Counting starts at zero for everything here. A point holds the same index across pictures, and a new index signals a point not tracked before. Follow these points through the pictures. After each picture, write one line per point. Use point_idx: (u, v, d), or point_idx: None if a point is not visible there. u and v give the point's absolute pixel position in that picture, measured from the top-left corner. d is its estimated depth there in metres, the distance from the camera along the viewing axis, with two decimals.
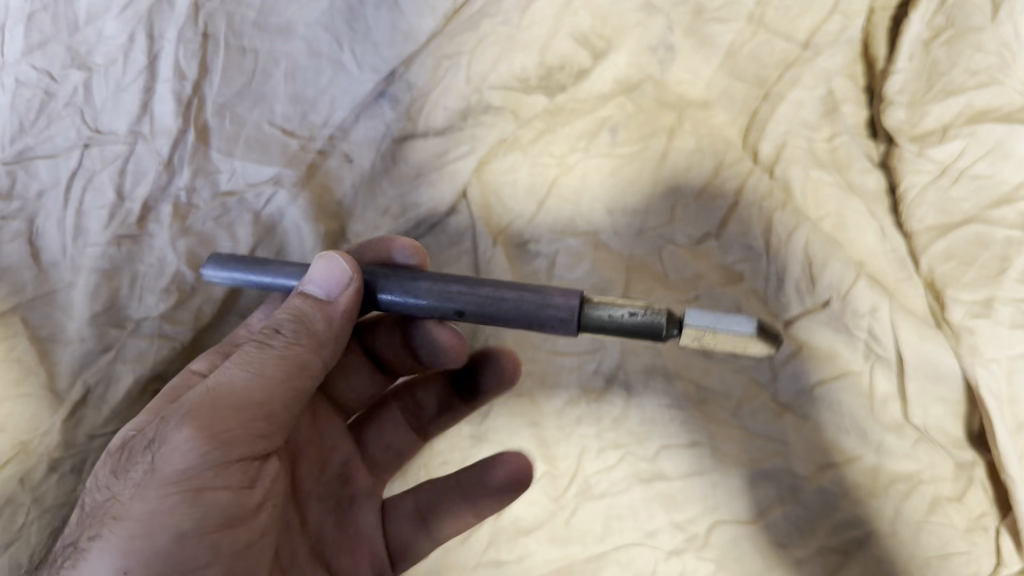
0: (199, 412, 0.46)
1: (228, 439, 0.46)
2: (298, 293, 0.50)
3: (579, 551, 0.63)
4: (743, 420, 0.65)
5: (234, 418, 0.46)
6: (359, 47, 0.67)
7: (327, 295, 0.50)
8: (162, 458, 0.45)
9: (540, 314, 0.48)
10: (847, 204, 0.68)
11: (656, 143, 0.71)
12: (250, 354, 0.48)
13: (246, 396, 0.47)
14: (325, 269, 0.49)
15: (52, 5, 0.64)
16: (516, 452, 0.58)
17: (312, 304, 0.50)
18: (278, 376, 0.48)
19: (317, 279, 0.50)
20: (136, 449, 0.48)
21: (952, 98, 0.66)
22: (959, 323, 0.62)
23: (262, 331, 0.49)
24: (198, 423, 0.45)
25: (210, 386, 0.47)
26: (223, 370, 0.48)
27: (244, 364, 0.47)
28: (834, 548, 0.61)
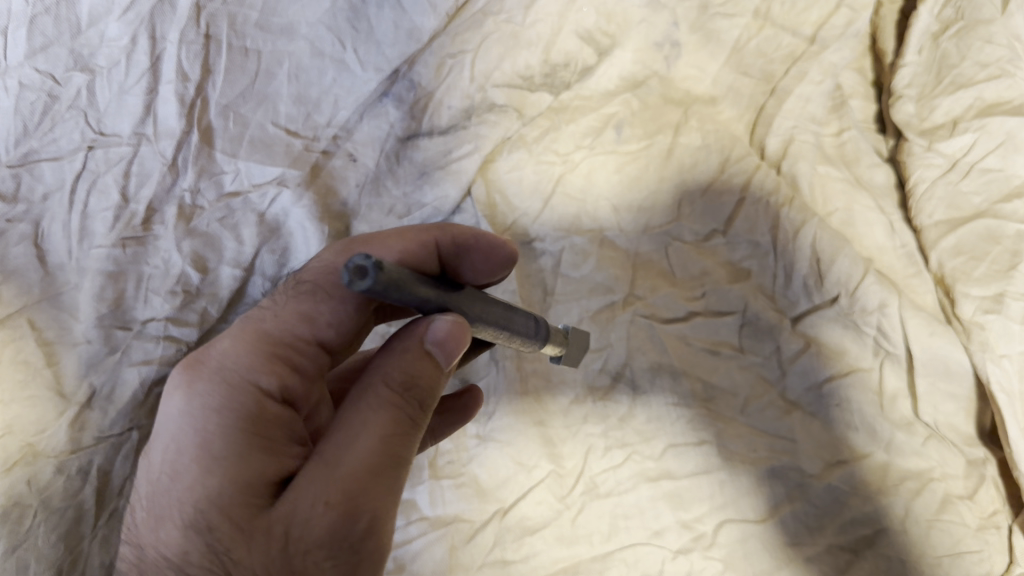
0: (378, 512, 0.43)
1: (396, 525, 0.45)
2: (421, 346, 0.45)
3: (585, 551, 0.62)
4: (750, 418, 0.64)
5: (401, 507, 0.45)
6: (361, 46, 0.67)
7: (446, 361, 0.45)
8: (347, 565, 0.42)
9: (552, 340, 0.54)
10: (856, 199, 0.68)
11: (662, 140, 0.71)
12: (405, 435, 0.44)
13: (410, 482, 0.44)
14: (457, 335, 0.44)
15: (54, 8, 0.64)
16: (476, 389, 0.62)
17: (434, 370, 0.45)
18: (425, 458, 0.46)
19: (442, 341, 0.44)
20: (299, 545, 0.42)
21: (962, 91, 0.65)
22: (970, 319, 0.62)
23: (408, 406, 0.44)
24: (383, 527, 0.43)
25: (379, 478, 0.43)
26: (381, 450, 0.43)
27: (402, 449, 0.44)
28: (844, 547, 0.60)
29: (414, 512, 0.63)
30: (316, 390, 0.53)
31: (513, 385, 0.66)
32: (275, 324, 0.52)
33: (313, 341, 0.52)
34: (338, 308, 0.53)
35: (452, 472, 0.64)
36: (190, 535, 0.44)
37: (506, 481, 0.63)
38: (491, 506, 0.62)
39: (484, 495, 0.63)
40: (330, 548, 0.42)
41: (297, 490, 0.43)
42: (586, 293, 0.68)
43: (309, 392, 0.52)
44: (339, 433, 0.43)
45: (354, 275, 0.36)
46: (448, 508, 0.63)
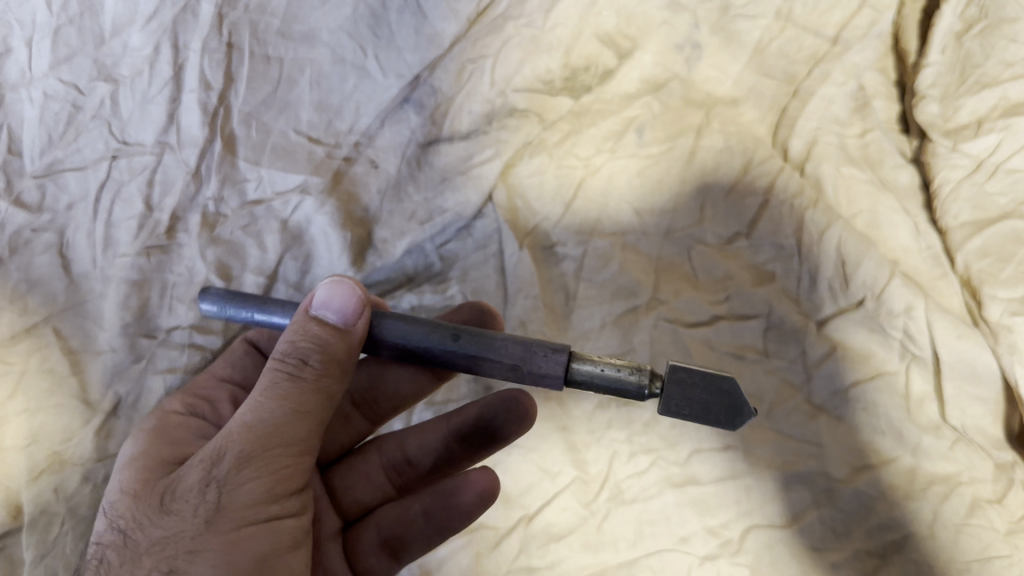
0: (250, 454, 0.42)
1: (287, 472, 0.44)
2: (306, 315, 0.45)
3: (611, 557, 0.60)
4: (777, 423, 0.63)
5: (289, 455, 0.43)
6: (383, 52, 0.67)
7: (342, 318, 0.45)
8: (223, 497, 0.42)
9: (536, 369, 0.45)
10: (881, 201, 0.67)
11: (685, 142, 0.71)
12: (280, 386, 0.43)
13: (292, 427, 0.43)
14: (328, 285, 0.46)
15: (78, 19, 0.64)
16: (477, 472, 0.55)
17: (325, 329, 0.44)
18: (315, 409, 0.44)
19: (326, 301, 0.45)
20: (179, 491, 0.43)
21: (987, 90, 0.64)
22: (998, 321, 0.61)
23: (288, 361, 0.44)
24: (258, 464, 0.42)
25: (249, 424, 0.43)
26: (254, 402, 0.43)
27: (277, 398, 0.43)
28: (872, 552, 0.59)
29: None
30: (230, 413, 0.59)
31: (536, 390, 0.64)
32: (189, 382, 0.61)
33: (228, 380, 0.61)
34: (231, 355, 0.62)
35: None
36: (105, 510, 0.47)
37: (530, 487, 0.62)
38: (516, 512, 0.61)
39: (509, 502, 0.61)
40: (203, 489, 0.42)
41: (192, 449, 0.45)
42: (608, 298, 0.67)
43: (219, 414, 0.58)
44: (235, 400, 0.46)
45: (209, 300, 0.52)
46: None
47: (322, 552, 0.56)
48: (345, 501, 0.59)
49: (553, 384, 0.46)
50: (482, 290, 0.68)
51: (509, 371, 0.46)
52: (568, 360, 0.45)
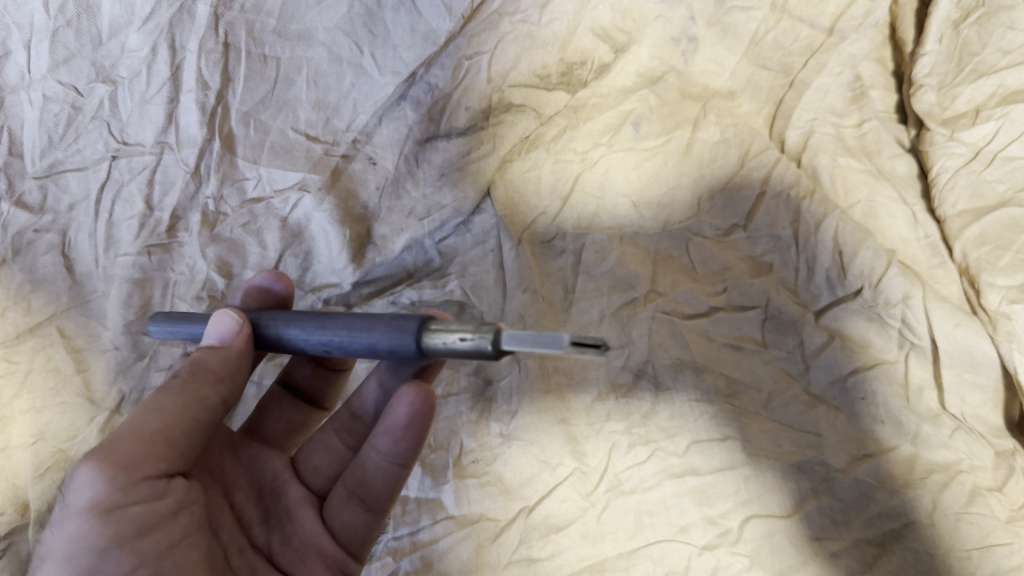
0: (102, 446, 0.45)
1: (133, 462, 0.45)
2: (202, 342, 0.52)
3: (610, 548, 0.58)
4: (774, 413, 0.63)
5: (135, 444, 0.45)
6: (379, 50, 0.67)
7: (216, 339, 0.51)
8: (73, 490, 0.44)
9: (391, 347, 0.45)
10: (879, 190, 0.68)
11: (681, 135, 0.72)
12: (152, 395, 0.48)
13: (149, 422, 0.46)
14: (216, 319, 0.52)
15: (75, 21, 0.64)
16: (407, 386, 0.53)
17: (203, 351, 0.50)
18: (175, 407, 0.47)
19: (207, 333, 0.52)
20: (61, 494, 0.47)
21: (984, 79, 0.65)
22: (996, 309, 0.61)
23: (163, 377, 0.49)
24: (104, 453, 0.45)
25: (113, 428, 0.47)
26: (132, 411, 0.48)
27: (144, 404, 0.48)
28: (871, 541, 0.57)
29: (439, 511, 0.59)
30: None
31: (536, 382, 0.63)
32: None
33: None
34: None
35: (476, 471, 0.60)
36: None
37: (530, 479, 0.60)
38: (516, 504, 0.59)
39: (509, 494, 0.59)
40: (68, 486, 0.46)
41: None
42: (607, 291, 0.67)
43: None
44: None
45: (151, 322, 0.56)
46: (474, 507, 0.59)
47: (293, 518, 0.56)
48: (308, 471, 0.58)
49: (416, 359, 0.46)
50: (480, 285, 0.67)
51: (372, 354, 0.46)
52: (416, 343, 0.44)
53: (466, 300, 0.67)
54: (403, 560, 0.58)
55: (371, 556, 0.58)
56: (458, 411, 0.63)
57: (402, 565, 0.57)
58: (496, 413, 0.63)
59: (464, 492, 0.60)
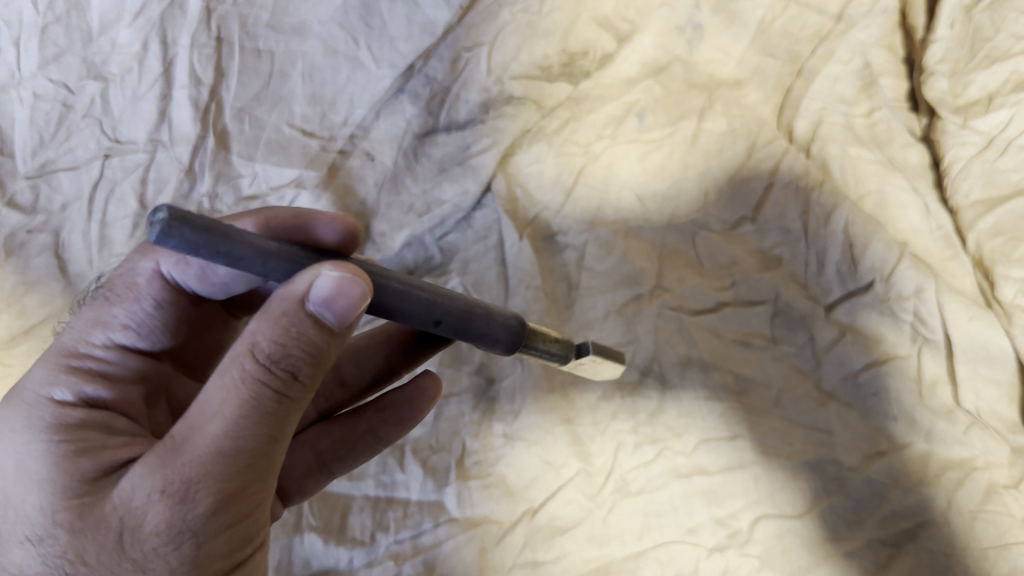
0: (228, 495, 0.38)
1: (261, 504, 0.40)
2: (303, 310, 0.36)
3: (616, 551, 0.56)
4: (785, 411, 0.61)
5: (264, 488, 0.39)
6: (375, 43, 0.66)
7: (339, 324, 0.38)
8: (204, 548, 0.38)
9: (509, 340, 0.45)
10: (890, 180, 0.66)
11: (687, 126, 0.70)
12: (268, 414, 0.38)
13: (279, 456, 0.39)
14: (345, 293, 0.36)
15: (64, 17, 0.63)
16: (426, 378, 0.56)
17: (321, 336, 0.37)
18: (293, 426, 0.40)
19: (326, 302, 0.36)
20: (143, 528, 0.37)
21: (998, 64, 0.63)
22: (1011, 302, 0.59)
23: (274, 374, 0.37)
24: (237, 506, 0.38)
25: (223, 456, 0.37)
26: (234, 429, 0.37)
27: (259, 425, 0.37)
28: (885, 541, 0.55)
29: (441, 514, 0.58)
30: (138, 395, 0.51)
31: (539, 382, 0.62)
32: (71, 327, 0.51)
33: (113, 344, 0.51)
34: (134, 310, 0.52)
35: (479, 473, 0.59)
36: (23, 548, 0.40)
37: (535, 480, 0.59)
38: (519, 506, 0.58)
39: (513, 495, 0.58)
40: (172, 531, 0.37)
41: (135, 473, 0.38)
42: (612, 286, 0.66)
43: (127, 395, 0.49)
44: (190, 410, 0.38)
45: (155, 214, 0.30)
46: (477, 509, 0.58)
47: None
48: None
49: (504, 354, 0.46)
50: (483, 281, 0.66)
51: (484, 341, 0.44)
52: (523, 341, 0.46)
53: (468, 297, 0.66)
54: (405, 564, 0.56)
55: (373, 560, 0.56)
56: (460, 411, 0.62)
57: (404, 569, 0.56)
58: (499, 414, 0.61)
59: (467, 495, 0.58)
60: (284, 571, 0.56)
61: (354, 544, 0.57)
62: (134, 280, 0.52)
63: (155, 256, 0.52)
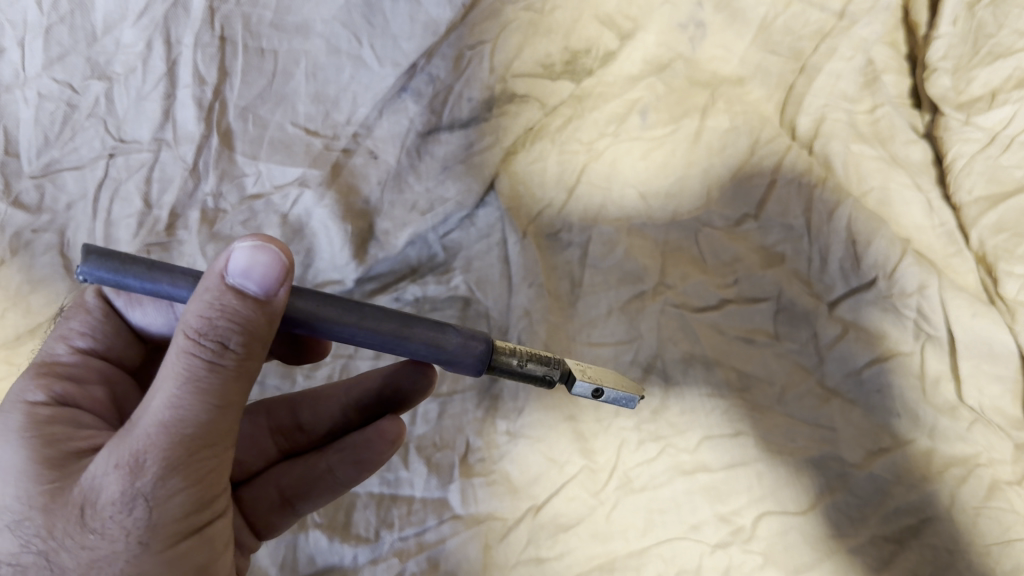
0: (176, 464, 0.37)
1: (217, 474, 0.39)
2: (223, 283, 0.38)
3: (620, 547, 0.56)
4: (788, 407, 0.61)
5: (217, 457, 0.39)
6: (378, 41, 0.66)
7: (265, 290, 0.38)
8: (159, 518, 0.37)
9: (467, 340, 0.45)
10: (892, 176, 0.66)
11: (689, 124, 0.70)
12: (208, 380, 0.37)
13: (227, 424, 0.39)
14: (256, 257, 0.37)
15: (69, 17, 0.63)
16: (386, 421, 0.54)
17: (248, 304, 0.38)
18: (242, 395, 0.39)
19: (247, 271, 0.38)
20: (97, 503, 0.37)
21: (1001, 61, 0.63)
22: (1014, 298, 0.60)
23: (207, 342, 0.37)
24: (189, 476, 0.38)
25: (167, 426, 0.37)
26: (174, 397, 0.37)
27: (199, 392, 0.37)
28: (888, 537, 0.55)
29: (445, 511, 0.58)
30: (103, 396, 0.49)
31: None
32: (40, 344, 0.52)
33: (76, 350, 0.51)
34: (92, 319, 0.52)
35: (483, 470, 0.59)
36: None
37: (538, 477, 0.59)
38: (523, 503, 0.58)
39: (517, 493, 0.58)
40: (125, 503, 0.37)
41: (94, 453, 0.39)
42: (614, 284, 0.66)
43: (91, 395, 0.48)
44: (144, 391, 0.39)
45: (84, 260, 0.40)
46: (480, 506, 0.58)
47: None
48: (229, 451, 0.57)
49: (470, 365, 0.46)
50: (486, 279, 0.66)
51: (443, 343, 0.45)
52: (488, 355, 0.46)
53: (472, 295, 0.66)
54: (409, 561, 0.56)
55: (377, 557, 0.56)
56: (463, 409, 0.62)
57: (408, 567, 0.56)
58: (502, 411, 0.61)
59: (470, 492, 0.58)
60: (289, 568, 0.56)
61: (358, 541, 0.57)
62: (81, 299, 0.53)
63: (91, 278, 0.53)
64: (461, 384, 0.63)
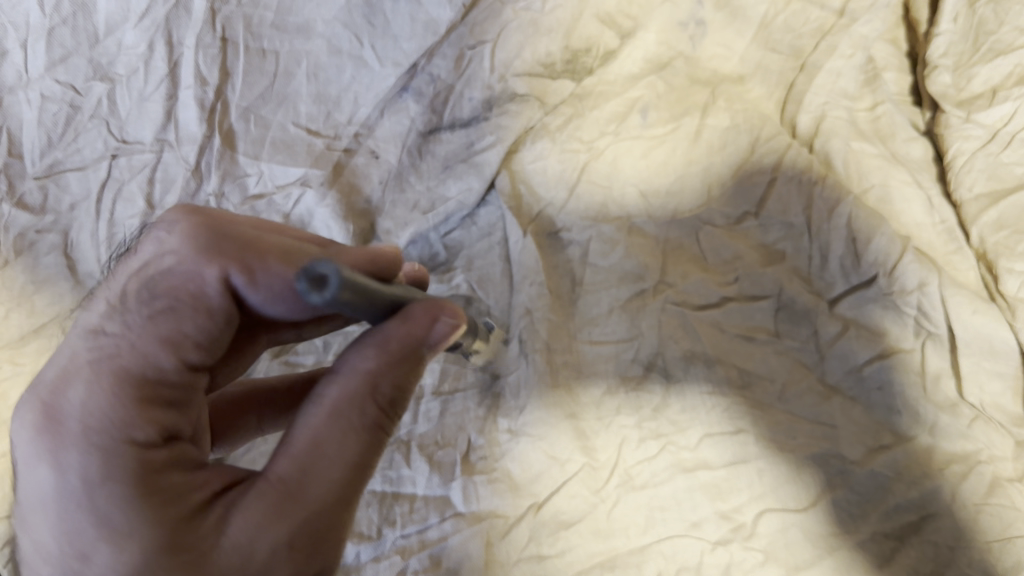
0: (344, 527, 0.43)
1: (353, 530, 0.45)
2: (413, 357, 0.44)
3: (621, 544, 0.57)
4: (788, 404, 0.61)
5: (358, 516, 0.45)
6: (379, 41, 0.66)
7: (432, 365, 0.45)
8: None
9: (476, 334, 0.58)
10: (893, 174, 0.66)
11: (689, 122, 0.71)
12: (376, 449, 0.43)
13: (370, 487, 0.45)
14: (454, 339, 0.45)
15: (71, 19, 0.64)
16: None
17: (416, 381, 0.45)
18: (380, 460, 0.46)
19: (438, 347, 0.44)
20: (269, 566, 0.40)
21: (1001, 58, 0.63)
22: (1015, 295, 0.59)
23: (382, 416, 0.43)
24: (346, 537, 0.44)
25: (342, 493, 0.42)
26: (351, 466, 0.42)
27: (369, 461, 0.43)
28: (888, 534, 0.56)
29: (447, 509, 0.58)
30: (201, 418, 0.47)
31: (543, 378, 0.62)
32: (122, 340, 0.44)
33: (184, 366, 0.45)
34: (202, 326, 0.46)
35: (485, 468, 0.60)
36: None
37: (540, 475, 0.59)
38: (524, 500, 0.58)
39: (518, 490, 0.59)
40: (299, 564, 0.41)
41: (248, 513, 0.41)
42: (615, 282, 0.66)
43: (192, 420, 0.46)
44: (298, 451, 0.42)
45: (311, 286, 0.33)
46: (482, 504, 0.58)
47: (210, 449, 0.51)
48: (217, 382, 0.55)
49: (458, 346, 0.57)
50: (487, 278, 0.67)
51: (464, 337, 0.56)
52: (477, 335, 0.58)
53: (473, 294, 0.66)
54: (412, 558, 0.57)
55: (381, 553, 0.57)
56: (466, 406, 0.62)
57: (411, 563, 0.57)
58: (504, 409, 0.61)
59: (472, 490, 0.59)
60: None
61: (362, 539, 0.58)
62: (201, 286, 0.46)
63: (223, 266, 0.45)
64: (463, 383, 0.63)
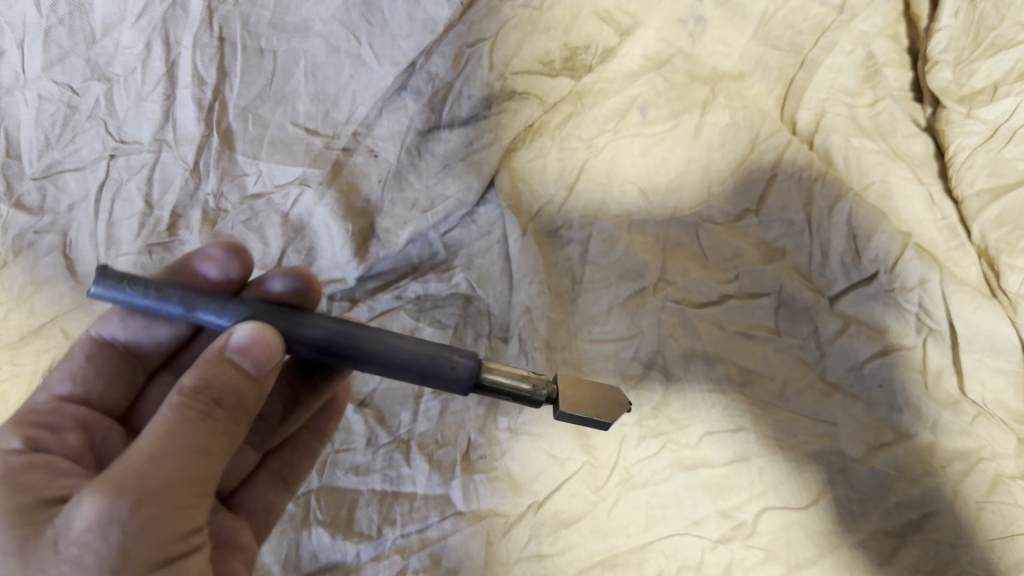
0: (147, 496, 0.35)
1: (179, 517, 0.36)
2: (220, 356, 0.39)
3: (621, 543, 0.56)
4: (790, 402, 0.61)
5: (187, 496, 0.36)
6: (377, 40, 0.64)
7: (257, 364, 0.40)
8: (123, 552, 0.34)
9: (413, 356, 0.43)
10: (893, 171, 0.66)
11: (688, 120, 0.71)
12: (197, 420, 0.37)
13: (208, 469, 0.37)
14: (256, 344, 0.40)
15: (67, 19, 0.62)
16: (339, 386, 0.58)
17: (236, 366, 0.39)
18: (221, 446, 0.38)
19: (245, 348, 0.39)
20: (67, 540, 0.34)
21: (1003, 53, 0.62)
22: (1017, 291, 0.59)
23: (201, 395, 0.38)
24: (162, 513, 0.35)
25: (148, 458, 0.35)
26: (162, 435, 0.36)
27: (184, 432, 0.37)
28: (891, 532, 0.55)
29: (448, 507, 0.58)
30: (79, 442, 0.46)
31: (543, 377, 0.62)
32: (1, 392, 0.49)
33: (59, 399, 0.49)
34: None
35: (485, 467, 0.60)
36: None
37: (539, 474, 0.59)
38: (524, 499, 0.58)
39: (518, 488, 0.58)
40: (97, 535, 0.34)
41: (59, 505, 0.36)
42: (615, 280, 0.66)
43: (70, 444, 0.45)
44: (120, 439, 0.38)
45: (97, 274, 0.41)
46: (482, 503, 0.58)
47: None
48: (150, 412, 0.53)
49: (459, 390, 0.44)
50: (487, 276, 0.67)
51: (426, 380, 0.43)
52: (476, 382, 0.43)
53: (473, 292, 0.66)
54: (412, 558, 0.55)
55: (381, 554, 0.55)
56: (465, 406, 0.63)
57: (411, 563, 0.55)
58: (503, 408, 0.62)
59: (471, 489, 0.58)
60: (293, 564, 0.56)
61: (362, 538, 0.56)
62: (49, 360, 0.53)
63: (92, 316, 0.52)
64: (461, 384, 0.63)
